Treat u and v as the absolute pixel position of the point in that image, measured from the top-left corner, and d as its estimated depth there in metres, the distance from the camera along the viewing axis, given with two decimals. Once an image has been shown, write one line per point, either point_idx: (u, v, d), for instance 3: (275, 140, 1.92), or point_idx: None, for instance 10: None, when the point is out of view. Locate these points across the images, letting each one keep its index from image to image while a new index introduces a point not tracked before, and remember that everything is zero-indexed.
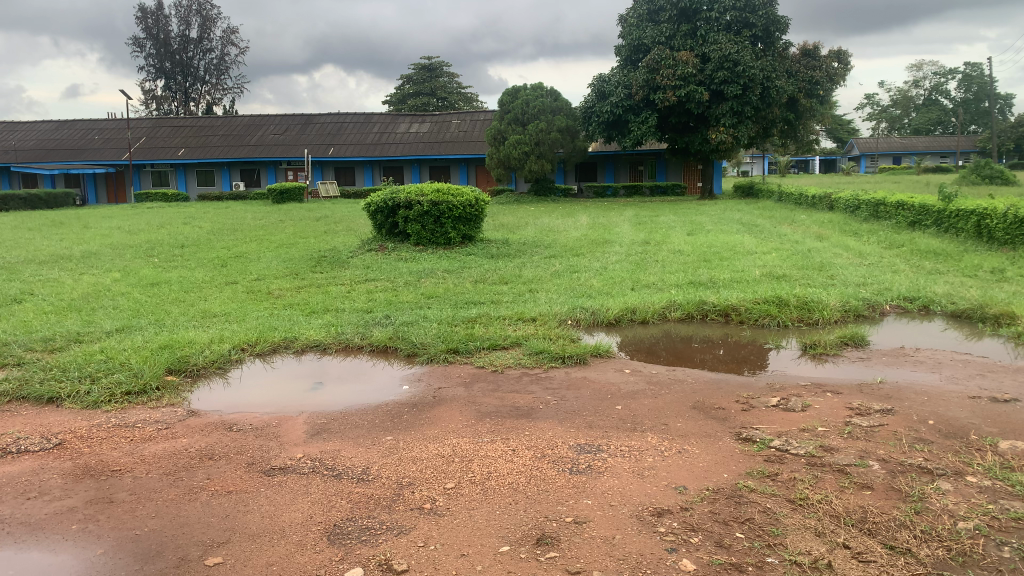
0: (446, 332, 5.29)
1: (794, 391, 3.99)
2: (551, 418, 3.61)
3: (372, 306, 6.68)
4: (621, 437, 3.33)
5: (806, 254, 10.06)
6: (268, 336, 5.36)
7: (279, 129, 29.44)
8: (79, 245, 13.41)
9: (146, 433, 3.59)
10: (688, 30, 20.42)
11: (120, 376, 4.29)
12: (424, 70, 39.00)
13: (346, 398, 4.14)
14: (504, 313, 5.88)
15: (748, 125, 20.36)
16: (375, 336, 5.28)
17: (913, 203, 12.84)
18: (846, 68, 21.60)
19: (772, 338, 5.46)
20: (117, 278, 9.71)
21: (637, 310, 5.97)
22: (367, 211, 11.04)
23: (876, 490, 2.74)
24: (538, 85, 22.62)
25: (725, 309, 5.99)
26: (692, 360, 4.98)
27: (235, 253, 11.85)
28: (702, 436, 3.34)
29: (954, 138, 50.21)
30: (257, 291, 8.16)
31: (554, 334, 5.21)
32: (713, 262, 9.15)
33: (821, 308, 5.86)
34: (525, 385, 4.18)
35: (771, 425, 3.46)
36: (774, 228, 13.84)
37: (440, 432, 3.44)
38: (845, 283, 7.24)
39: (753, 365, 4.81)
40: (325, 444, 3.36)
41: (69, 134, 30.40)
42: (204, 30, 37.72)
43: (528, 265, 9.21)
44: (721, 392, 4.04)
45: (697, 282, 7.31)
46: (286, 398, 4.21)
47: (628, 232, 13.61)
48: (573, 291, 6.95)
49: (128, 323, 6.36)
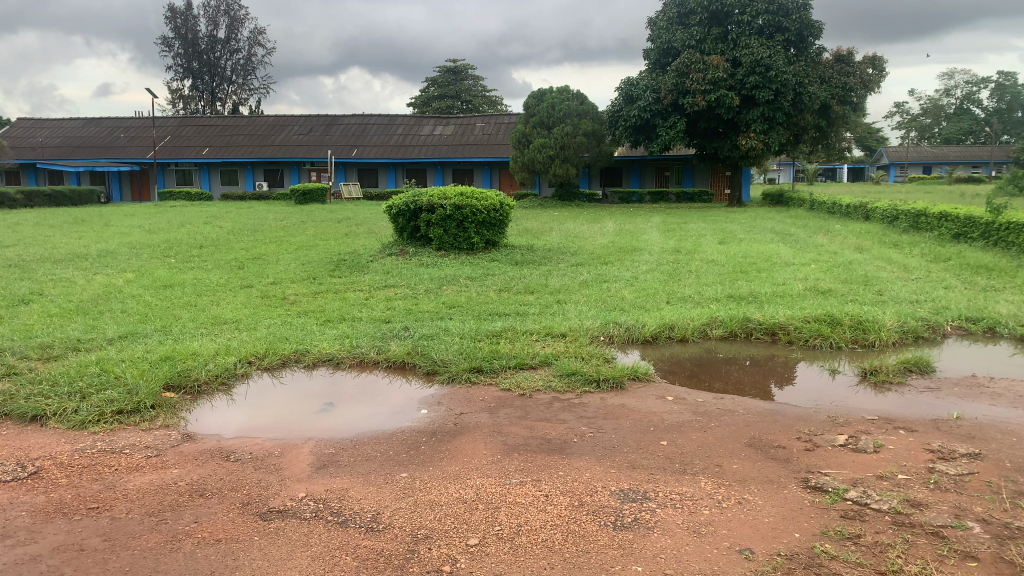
0: (469, 349, 4.86)
1: (861, 427, 3.52)
2: (587, 454, 3.18)
3: (390, 315, 6.29)
4: (669, 481, 2.91)
5: (848, 267, 9.56)
6: (278, 348, 4.98)
7: (303, 130, 29.27)
8: (96, 244, 13.19)
9: (133, 461, 3.20)
10: (719, 33, 19.92)
11: (112, 393, 3.91)
12: (449, 73, 38.85)
13: (355, 423, 3.73)
14: (531, 327, 5.44)
15: (780, 131, 19.80)
16: (393, 351, 4.87)
17: (958, 215, 12.29)
18: (881, 75, 20.99)
19: (824, 361, 4.99)
20: (132, 279, 9.44)
21: (675, 326, 5.52)
22: (389, 214, 10.66)
23: (983, 563, 2.28)
24: (564, 88, 22.20)
25: (772, 327, 5.53)
26: (740, 386, 4.54)
27: (254, 254, 11.56)
28: (764, 483, 2.91)
29: (987, 147, 49.23)
30: (271, 296, 7.82)
31: (586, 353, 4.78)
32: (750, 274, 8.67)
33: (878, 328, 5.35)
34: (556, 412, 3.75)
35: (843, 469, 3.00)
36: (809, 238, 13.37)
37: (462, 469, 3.03)
38: (897, 300, 6.73)
39: (806, 392, 4.37)
40: (332, 481, 2.96)
41: (94, 132, 30.42)
42: (231, 30, 37.74)
43: (555, 274, 8.78)
44: (780, 425, 3.59)
45: (737, 296, 6.84)
46: (290, 422, 3.80)
47: (656, 240, 13.18)
48: (604, 304, 6.51)
49: (133, 329, 6.01)
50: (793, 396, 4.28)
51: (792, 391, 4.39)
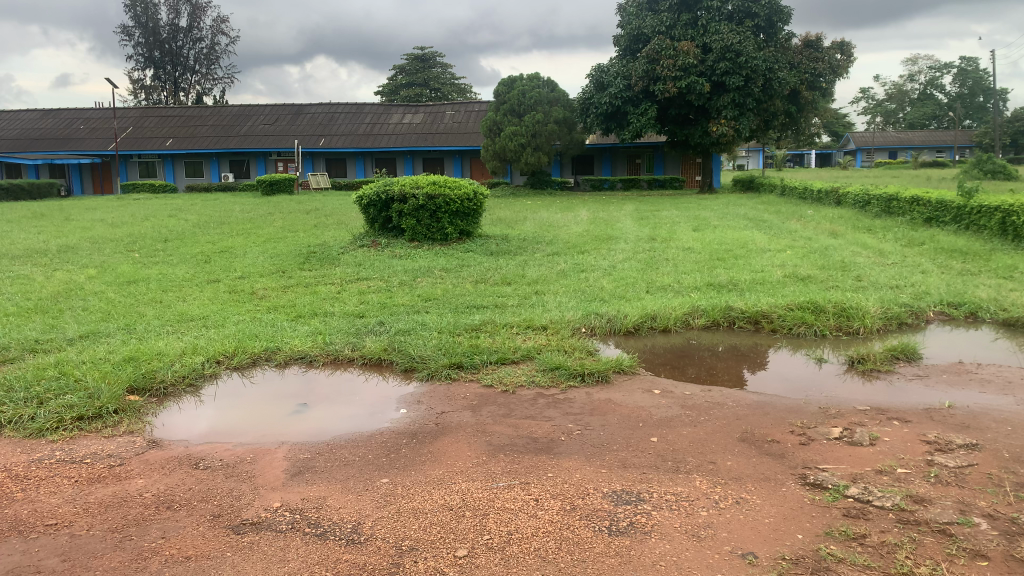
0: (447, 344, 4.69)
1: (855, 419, 3.43)
2: (575, 453, 3.06)
3: (364, 310, 6.10)
4: (662, 481, 2.79)
5: (824, 252, 9.53)
6: (248, 346, 4.78)
7: (269, 120, 28.75)
8: (56, 239, 12.76)
9: (94, 472, 3.01)
10: (689, 20, 19.86)
11: (72, 397, 3.70)
12: (417, 61, 38.42)
13: (331, 425, 3.56)
14: (510, 320, 5.29)
15: (750, 118, 19.83)
16: (368, 348, 4.70)
17: (929, 199, 12.34)
18: (849, 60, 21.08)
19: (808, 350, 4.93)
20: (93, 275, 9.12)
21: (657, 316, 5.40)
22: (360, 204, 10.44)
23: (994, 561, 2.19)
24: (535, 76, 22.00)
25: (755, 316, 5.43)
26: (722, 376, 4.45)
27: (221, 248, 11.25)
28: (761, 480, 2.81)
29: (950, 132, 49.88)
30: (239, 291, 7.59)
31: (568, 346, 4.65)
32: (726, 262, 8.60)
33: (862, 315, 5.28)
34: (541, 409, 3.61)
35: (840, 464, 2.91)
36: (782, 224, 13.37)
37: (447, 472, 2.88)
38: (876, 285, 6.69)
39: (790, 382, 4.29)
40: (309, 489, 2.80)
41: (53, 123, 29.58)
42: (194, 19, 36.96)
43: (531, 264, 8.63)
44: (772, 418, 3.50)
45: (717, 284, 6.75)
46: (261, 425, 3.62)
47: (631, 227, 13.09)
48: (584, 294, 6.38)
49: (95, 328, 5.75)
50: (777, 387, 4.20)
51: (776, 381, 4.32)
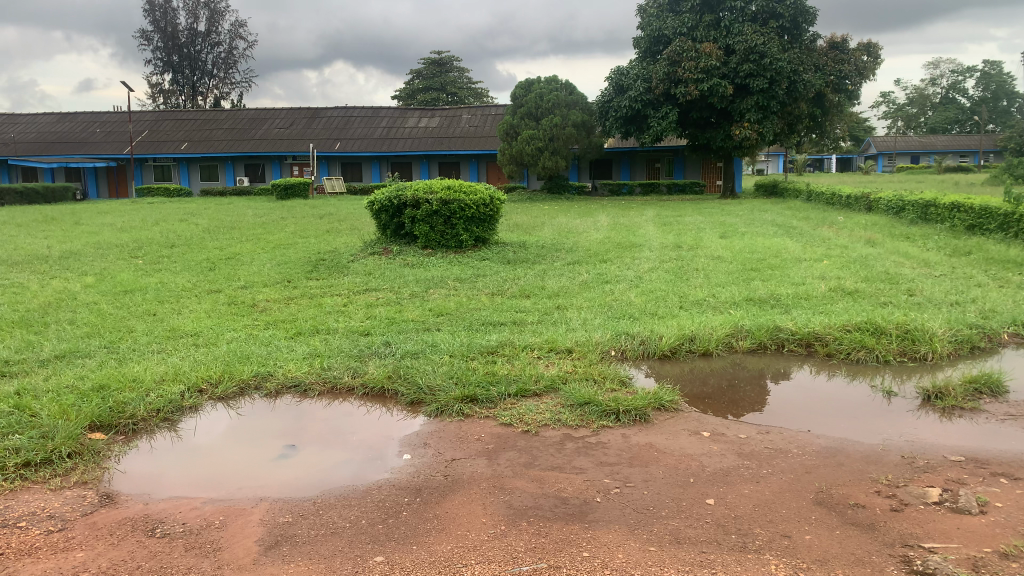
0: (460, 370, 4.10)
1: (954, 476, 2.82)
2: (616, 522, 2.48)
3: (370, 326, 5.56)
4: (730, 566, 2.21)
5: (864, 262, 8.90)
6: (237, 370, 4.24)
7: (284, 123, 28.37)
8: (60, 244, 12.35)
9: (26, 541, 2.46)
10: (712, 21, 19.22)
11: (19, 439, 3.16)
12: (434, 65, 38.06)
13: (321, 476, 3.00)
14: (532, 341, 4.71)
15: (774, 120, 19.16)
16: (372, 374, 4.14)
17: (972, 205, 11.63)
18: (876, 62, 20.34)
19: (871, 379, 4.32)
20: (91, 284, 8.65)
21: (696, 337, 4.80)
22: (371, 210, 9.91)
23: None
24: (553, 78, 21.47)
25: (807, 338, 4.83)
26: (759, 406, 3.90)
27: (228, 255, 10.76)
28: (853, 565, 2.22)
29: (976, 137, 48.81)
30: (239, 303, 7.08)
31: (598, 374, 4.07)
32: (763, 273, 7.99)
33: (930, 338, 4.66)
34: (570, 458, 3.04)
35: (951, 543, 2.31)
36: (814, 231, 12.72)
37: (456, 550, 2.31)
38: (935, 302, 6.05)
39: (835, 411, 3.78)
40: (284, 571, 2.24)
41: (69, 126, 29.38)
42: (212, 23, 36.74)
43: (551, 274, 8.08)
44: (850, 471, 2.92)
45: (757, 299, 6.17)
46: (238, 475, 3.06)
47: (654, 234, 12.49)
48: (611, 310, 5.81)
49: (74, 346, 5.25)
50: (821, 416, 3.69)
51: (819, 409, 3.82)
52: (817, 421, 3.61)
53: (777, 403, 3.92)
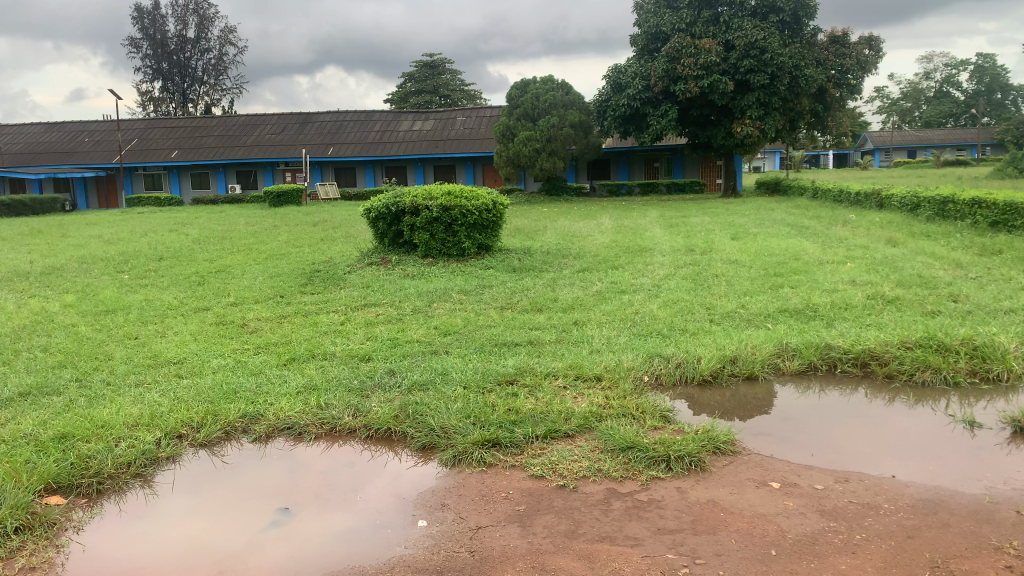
0: (478, 407, 3.57)
1: None
2: None
3: (372, 350, 5.04)
4: None
5: (891, 264, 8.39)
6: (221, 410, 3.70)
7: (276, 129, 27.81)
8: (43, 259, 11.78)
9: None
10: (710, 16, 18.69)
11: None
12: (426, 68, 37.59)
13: (321, 556, 2.45)
14: (554, 366, 4.19)
15: (776, 117, 18.66)
16: (377, 412, 3.62)
17: (995, 201, 11.13)
18: (878, 55, 19.80)
19: (940, 404, 3.83)
20: (71, 303, 8.10)
21: (738, 358, 4.28)
22: (367, 218, 9.38)
23: None
24: (549, 78, 20.98)
25: (860, 356, 4.33)
26: (816, 439, 3.41)
27: (218, 267, 10.20)
28: None
29: (974, 130, 48.40)
30: (228, 322, 6.54)
31: (635, 407, 3.56)
32: (787, 279, 7.47)
33: (1004, 355, 4.14)
34: (620, 524, 2.52)
35: None
36: (827, 230, 12.24)
37: None
38: (987, 309, 5.54)
39: (915, 447, 3.28)
40: None
41: (57, 136, 28.78)
42: (202, 29, 36.16)
43: (562, 283, 7.57)
44: (963, 536, 2.40)
45: (794, 310, 5.65)
46: (218, 552, 2.52)
47: (662, 237, 11.98)
48: (635, 326, 5.30)
49: (42, 379, 4.70)
50: (898, 455, 3.20)
51: (892, 443, 3.33)
52: (897, 462, 3.12)
53: (833, 433, 3.49)
